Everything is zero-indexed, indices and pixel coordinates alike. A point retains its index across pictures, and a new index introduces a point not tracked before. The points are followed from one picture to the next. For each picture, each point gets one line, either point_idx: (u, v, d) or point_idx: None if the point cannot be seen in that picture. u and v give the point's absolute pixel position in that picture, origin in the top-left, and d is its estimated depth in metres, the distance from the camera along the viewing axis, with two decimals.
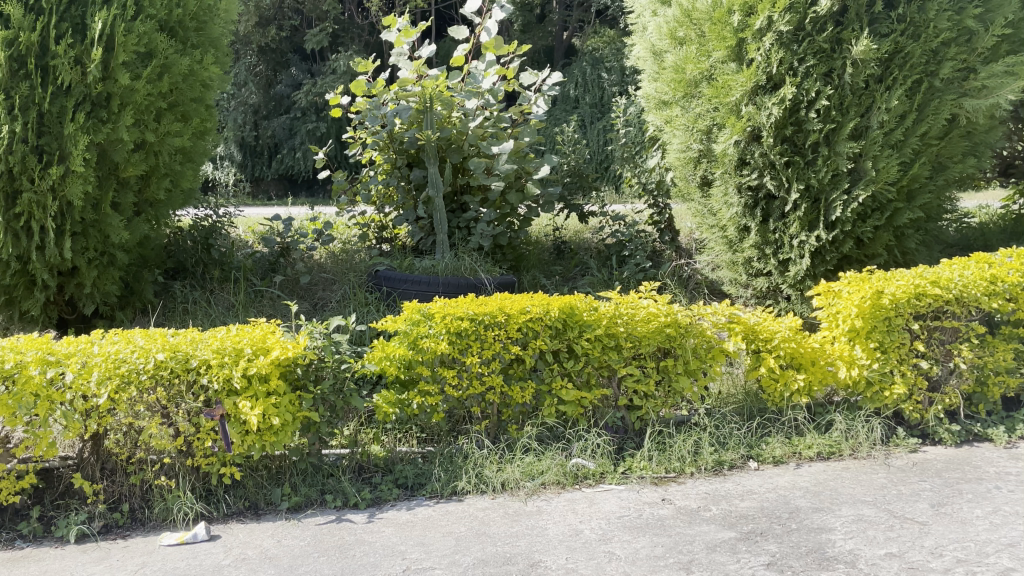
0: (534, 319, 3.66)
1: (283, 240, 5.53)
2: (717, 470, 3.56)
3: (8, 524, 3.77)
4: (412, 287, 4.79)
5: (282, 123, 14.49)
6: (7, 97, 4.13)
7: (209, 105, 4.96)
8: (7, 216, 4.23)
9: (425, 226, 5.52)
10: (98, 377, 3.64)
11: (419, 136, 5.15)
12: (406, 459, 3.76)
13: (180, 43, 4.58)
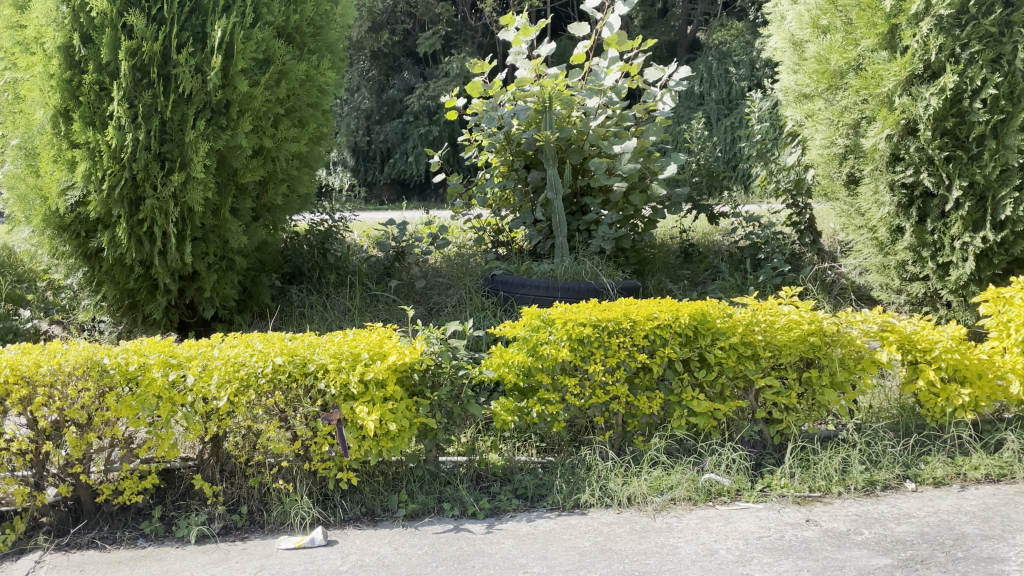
0: (662, 326, 3.52)
1: (397, 245, 5.52)
2: (869, 490, 3.36)
3: (132, 524, 3.90)
4: (530, 292, 4.71)
5: (395, 127, 14.81)
6: (131, 106, 4.26)
7: (326, 111, 4.98)
8: (132, 222, 4.38)
9: (543, 229, 5.41)
10: (218, 380, 3.70)
11: (538, 137, 5.08)
12: (525, 469, 3.65)
13: (297, 49, 4.63)
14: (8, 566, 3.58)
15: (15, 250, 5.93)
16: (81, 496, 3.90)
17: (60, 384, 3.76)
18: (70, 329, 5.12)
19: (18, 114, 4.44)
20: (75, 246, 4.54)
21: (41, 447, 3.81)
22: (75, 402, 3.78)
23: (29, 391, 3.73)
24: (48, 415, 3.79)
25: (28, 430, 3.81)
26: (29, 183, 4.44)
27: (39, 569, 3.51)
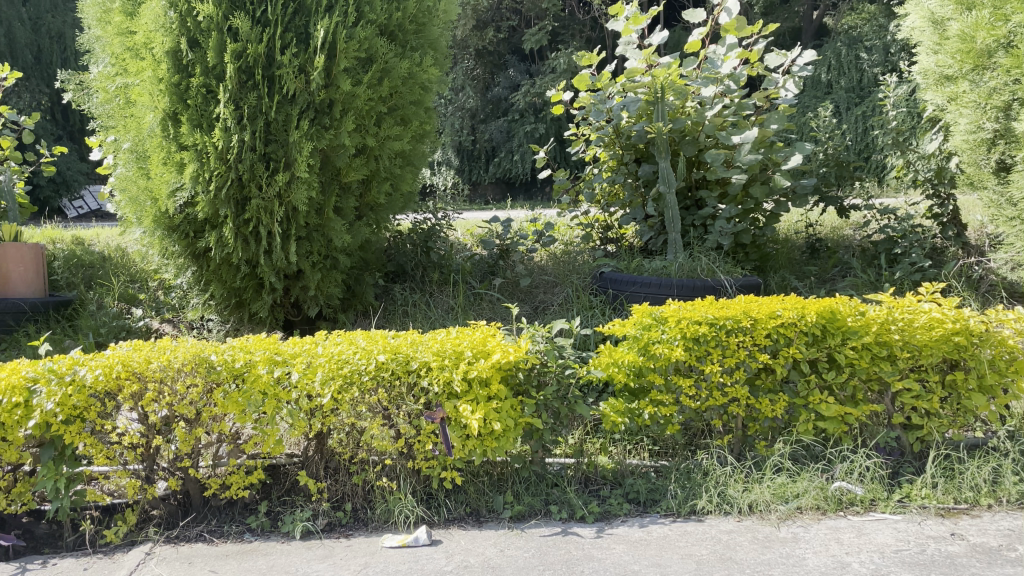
0: (786, 324, 3.38)
1: (502, 243, 5.51)
2: (1023, 503, 3.14)
3: (239, 518, 3.97)
4: (642, 290, 4.60)
5: (499, 127, 16.62)
6: (237, 108, 4.30)
7: (428, 108, 4.96)
8: (237, 222, 4.44)
9: (655, 225, 5.32)
10: (323, 376, 3.71)
11: (649, 129, 4.96)
12: (637, 473, 3.57)
13: (399, 46, 4.62)
14: (121, 557, 3.68)
15: (127, 250, 6.16)
16: (190, 489, 3.98)
17: (169, 380, 3.84)
18: (179, 327, 5.26)
19: (130, 118, 4.59)
20: (184, 246, 4.65)
21: (152, 442, 3.88)
22: (184, 398, 3.85)
23: (140, 386, 3.82)
24: (159, 411, 3.85)
25: (139, 425, 3.87)
26: (141, 185, 4.58)
27: (149, 560, 3.58)
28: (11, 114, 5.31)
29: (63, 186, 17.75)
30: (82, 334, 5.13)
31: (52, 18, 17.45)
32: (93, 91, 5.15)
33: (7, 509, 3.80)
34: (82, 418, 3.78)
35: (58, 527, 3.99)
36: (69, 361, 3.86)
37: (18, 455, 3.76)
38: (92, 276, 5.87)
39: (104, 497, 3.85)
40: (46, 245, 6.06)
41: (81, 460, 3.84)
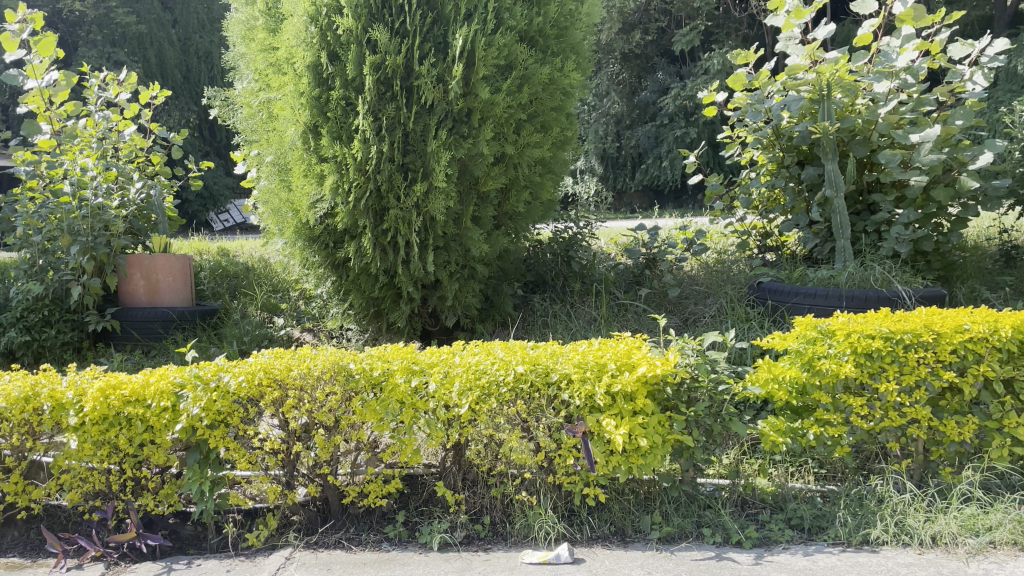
0: (975, 339, 3.14)
1: (649, 252, 5.38)
2: None
3: (377, 527, 3.98)
4: (806, 301, 4.40)
5: (648, 133, 18.61)
6: (376, 119, 4.32)
7: (570, 113, 4.88)
8: (376, 232, 4.46)
9: (821, 231, 5.07)
10: (460, 387, 3.67)
11: (814, 129, 4.76)
12: (800, 497, 3.37)
13: (540, 52, 4.55)
14: (262, 561, 3.73)
15: (270, 261, 6.38)
16: (329, 497, 4.01)
17: (309, 388, 3.88)
18: (319, 336, 5.35)
19: (273, 132, 4.70)
20: (324, 256, 4.71)
21: (292, 448, 3.94)
22: (323, 405, 3.88)
23: (281, 393, 3.87)
24: (299, 417, 3.89)
25: (280, 431, 3.94)
26: (283, 197, 4.69)
27: (289, 565, 3.62)
28: (162, 130, 5.52)
29: (211, 201, 19.20)
30: (227, 341, 5.27)
31: (199, 38, 20.46)
32: (237, 106, 5.30)
33: (155, 509, 3.95)
34: (226, 423, 3.87)
35: (202, 529, 4.11)
36: (214, 368, 3.95)
37: (166, 457, 3.90)
38: (236, 286, 6.09)
39: (246, 501, 3.93)
40: (193, 256, 6.35)
41: (224, 463, 3.92)
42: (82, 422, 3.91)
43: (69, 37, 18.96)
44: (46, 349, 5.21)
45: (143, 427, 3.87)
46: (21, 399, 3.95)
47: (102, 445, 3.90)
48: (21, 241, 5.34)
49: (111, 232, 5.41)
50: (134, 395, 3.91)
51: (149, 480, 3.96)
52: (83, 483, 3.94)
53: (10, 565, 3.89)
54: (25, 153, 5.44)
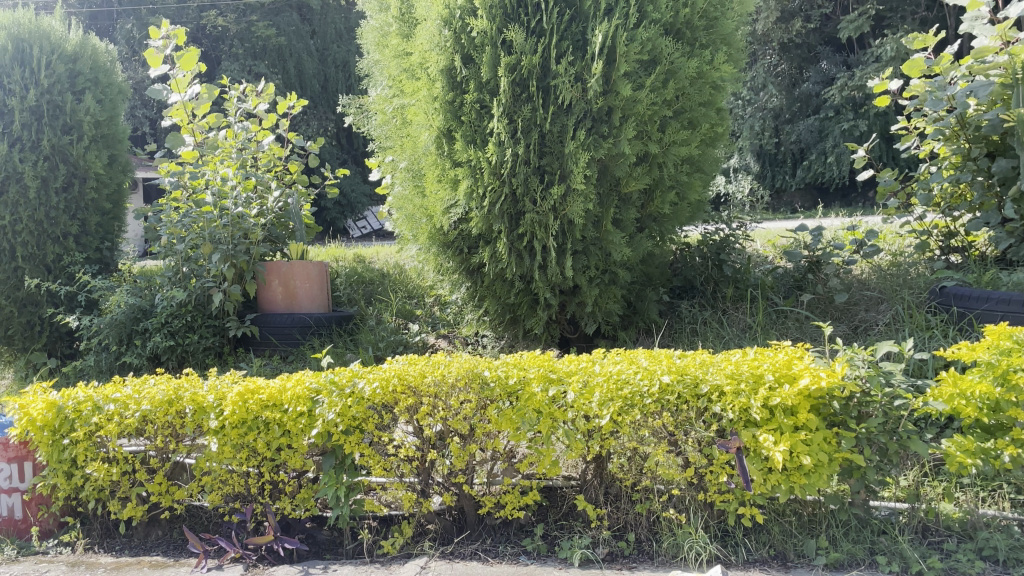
0: None
1: (812, 254, 5.08)
2: None
3: (514, 539, 3.88)
4: (999, 308, 4.14)
5: (809, 126, 18.36)
6: (511, 121, 4.21)
7: (721, 109, 4.61)
8: (512, 237, 4.35)
9: (1016, 231, 4.66)
10: (601, 397, 3.53)
11: (1005, 117, 4.43)
12: (994, 525, 3.18)
13: (687, 45, 4.35)
14: (397, 568, 3.70)
15: (405, 267, 6.40)
16: (465, 506, 3.94)
17: (443, 396, 3.81)
18: (454, 342, 5.30)
19: (407, 138, 4.68)
20: (459, 262, 4.65)
21: (427, 456, 3.88)
22: (458, 413, 3.81)
23: (415, 400, 3.82)
24: (433, 425, 3.83)
25: (415, 438, 3.89)
26: (417, 203, 4.66)
27: None
28: (298, 138, 5.57)
29: (349, 208, 19.98)
30: (363, 347, 5.28)
31: (338, 48, 21.25)
32: (372, 113, 5.30)
33: (292, 513, 3.98)
34: (361, 429, 3.84)
35: (338, 534, 4.10)
36: (349, 373, 3.94)
37: (303, 462, 3.92)
38: (372, 292, 6.14)
39: (381, 508, 3.91)
40: (330, 263, 6.45)
41: (359, 469, 3.90)
42: (221, 425, 3.98)
43: (213, 52, 19.97)
44: (189, 353, 5.36)
45: (280, 431, 3.88)
46: (165, 401, 4.04)
47: (241, 448, 3.94)
48: (166, 249, 5.52)
49: (251, 240, 5.53)
50: (272, 399, 3.94)
51: (286, 484, 3.99)
52: (224, 484, 4.00)
53: (154, 562, 3.99)
54: (169, 165, 5.55)
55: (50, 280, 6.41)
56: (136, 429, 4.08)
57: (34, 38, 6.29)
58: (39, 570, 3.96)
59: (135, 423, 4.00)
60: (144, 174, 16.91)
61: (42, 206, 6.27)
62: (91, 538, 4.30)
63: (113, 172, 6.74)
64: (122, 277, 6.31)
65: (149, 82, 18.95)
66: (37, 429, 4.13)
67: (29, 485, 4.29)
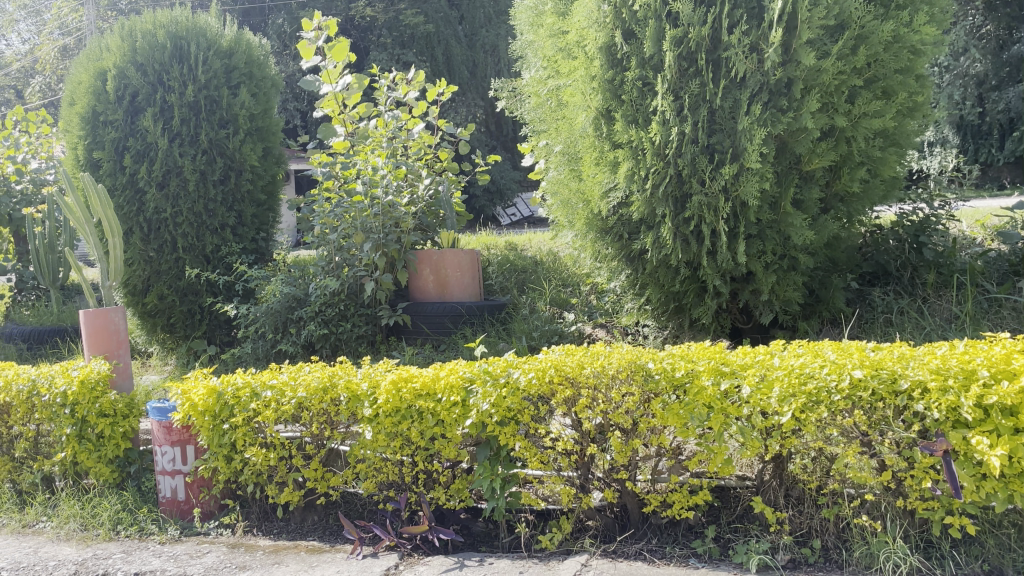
0: None
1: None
2: None
3: (683, 540, 3.67)
4: None
5: (1020, 93, 16.99)
6: (677, 98, 3.99)
7: (921, 75, 4.19)
8: (677, 221, 4.11)
9: None
10: (781, 393, 3.31)
11: None
12: None
13: (881, 7, 3.97)
14: (556, 565, 3.55)
15: (558, 255, 6.27)
16: (628, 504, 3.76)
17: (603, 387, 3.65)
18: (613, 332, 5.14)
19: (562, 120, 4.51)
20: (617, 248, 4.45)
21: (586, 450, 3.72)
22: (619, 406, 3.64)
23: (573, 392, 3.67)
24: (593, 418, 3.68)
25: (573, 431, 3.74)
26: (573, 187, 4.50)
27: (587, 573, 3.41)
28: (448, 127, 5.35)
29: (498, 195, 19.90)
30: (517, 337, 5.17)
31: (486, 32, 21.52)
32: (525, 96, 5.18)
33: (446, 504, 3.91)
34: (516, 420, 3.74)
35: (493, 525, 4.00)
36: (503, 363, 3.87)
37: (456, 452, 3.85)
38: (525, 281, 6.03)
39: (538, 502, 3.78)
40: (482, 251, 6.41)
41: (515, 461, 3.78)
42: (375, 414, 3.94)
43: (361, 42, 20.35)
44: (343, 341, 5.40)
45: (434, 421, 3.82)
46: (320, 389, 4.07)
47: (396, 437, 3.91)
48: (320, 239, 5.57)
49: (402, 228, 5.49)
50: (425, 389, 3.90)
51: (441, 474, 3.92)
52: (378, 472, 3.97)
53: (310, 547, 4.01)
54: (321, 156, 5.69)
55: (209, 269, 6.60)
56: (292, 416, 4.10)
57: (191, 35, 6.54)
58: (201, 550, 4.05)
59: (291, 410, 4.02)
60: (297, 166, 17.49)
61: (200, 198, 6.46)
62: (250, 520, 4.36)
63: (268, 164, 6.87)
64: (277, 267, 6.42)
65: (301, 76, 19.64)
66: (198, 414, 4.22)
67: (191, 467, 4.39)
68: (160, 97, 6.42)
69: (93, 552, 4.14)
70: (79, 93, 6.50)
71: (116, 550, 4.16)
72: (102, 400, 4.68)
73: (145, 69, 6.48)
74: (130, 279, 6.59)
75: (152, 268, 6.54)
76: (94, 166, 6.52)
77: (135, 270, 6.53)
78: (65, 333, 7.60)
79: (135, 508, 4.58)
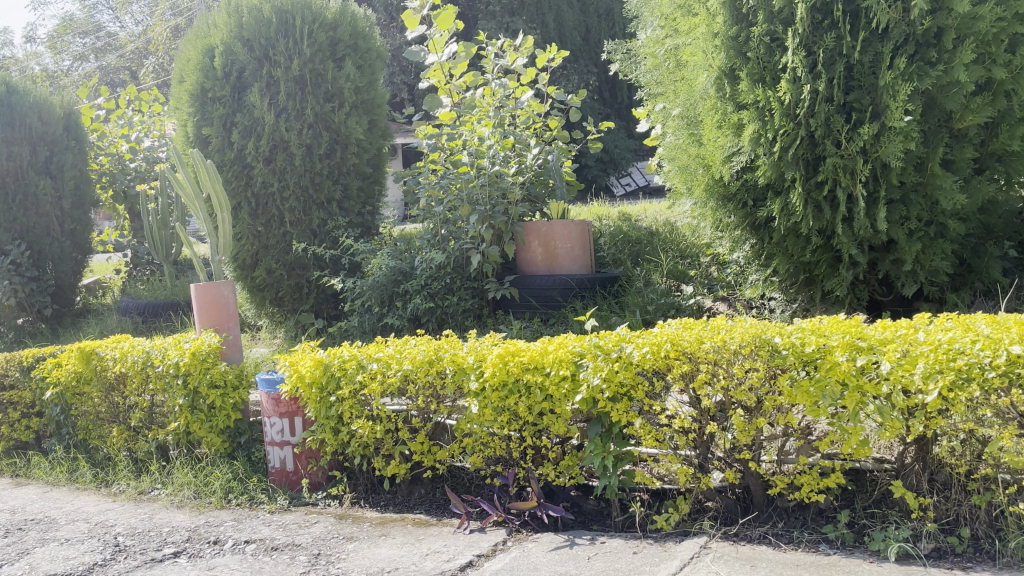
0: None
1: None
2: None
3: (813, 525, 3.43)
4: None
5: None
6: (809, 54, 3.85)
7: None
8: (809, 185, 3.94)
9: None
10: (926, 369, 3.06)
11: None
12: None
13: None
14: (673, 546, 3.39)
15: (676, 225, 6.03)
16: (752, 485, 3.56)
17: (724, 363, 3.46)
18: (736, 305, 4.95)
19: (681, 82, 4.47)
20: (740, 216, 4.32)
21: (705, 428, 3.54)
22: (741, 383, 3.43)
23: (691, 367, 3.49)
24: (712, 395, 3.48)
25: (691, 409, 3.57)
26: (691, 152, 4.46)
27: (706, 556, 3.24)
28: (558, 94, 5.15)
29: (613, 165, 18.55)
30: (631, 310, 5.02)
31: None
32: (641, 58, 5.10)
33: (556, 480, 3.78)
34: (629, 396, 3.58)
35: (605, 504, 3.86)
36: (615, 337, 3.69)
37: (566, 428, 3.71)
38: (639, 253, 5.84)
39: (653, 482, 3.62)
40: (594, 222, 6.24)
41: (628, 439, 3.63)
42: (481, 388, 3.86)
43: (471, 10, 18.71)
44: (449, 315, 5.32)
45: (542, 396, 3.71)
46: (426, 362, 4.02)
47: (502, 412, 3.80)
48: (425, 213, 5.52)
49: (509, 200, 5.34)
50: (533, 362, 3.77)
51: (549, 450, 3.80)
52: (485, 447, 3.89)
53: (418, 521, 3.96)
54: (428, 127, 5.65)
55: (315, 244, 6.63)
56: (399, 388, 4.06)
57: (296, 9, 6.52)
58: (310, 520, 4.06)
59: (397, 382, 3.98)
60: (404, 139, 17.38)
61: (307, 172, 6.50)
62: (357, 492, 4.33)
63: (373, 137, 6.84)
64: (382, 242, 6.39)
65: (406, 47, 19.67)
66: (305, 385, 4.23)
67: (299, 439, 4.40)
68: (266, 72, 6.46)
69: (205, 520, 4.19)
70: (188, 71, 6.58)
71: (227, 518, 4.20)
72: (212, 372, 4.73)
73: (252, 45, 6.52)
74: (239, 254, 6.69)
75: (261, 243, 6.62)
76: (203, 143, 6.63)
77: (244, 245, 6.64)
78: (177, 307, 7.79)
79: (245, 478, 4.61)
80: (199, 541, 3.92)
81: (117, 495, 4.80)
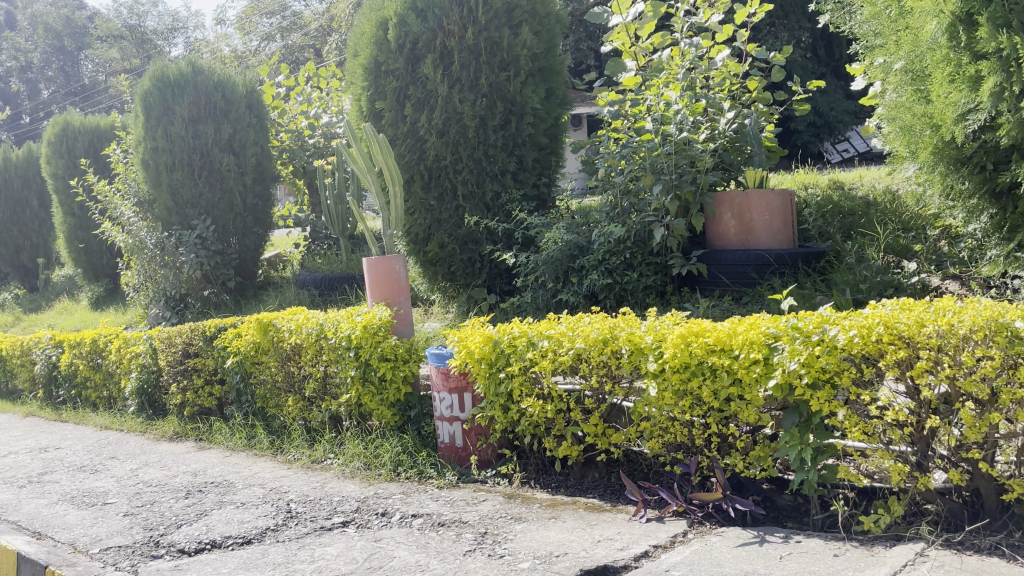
0: None
1: None
2: None
3: None
4: None
5: None
6: None
7: None
8: None
9: None
10: None
11: None
12: None
13: None
14: (882, 552, 2.95)
15: (897, 194, 5.50)
16: (982, 488, 3.06)
17: (951, 350, 2.99)
18: (969, 286, 4.54)
19: (906, 31, 4.13)
20: (976, 181, 4.08)
21: (925, 422, 3.07)
22: (972, 372, 2.95)
23: (909, 354, 3.05)
24: (935, 385, 3.02)
25: (908, 400, 3.11)
26: (918, 111, 4.15)
27: (923, 564, 2.79)
28: (760, 50, 4.71)
29: (826, 129, 16.95)
30: (840, 289, 4.64)
31: None
32: (855, 9, 4.86)
33: (745, 472, 3.43)
34: (833, 384, 3.18)
35: (803, 500, 3.43)
36: (817, 317, 3.30)
37: (757, 416, 3.35)
38: (852, 225, 5.36)
39: (860, 479, 3.17)
40: (798, 192, 5.78)
41: (831, 430, 3.24)
42: (661, 369, 3.57)
43: None
44: (628, 291, 5.05)
45: (729, 380, 3.38)
46: (599, 340, 3.78)
47: (685, 396, 3.50)
48: (605, 183, 5.25)
49: (697, 168, 5.00)
50: (719, 343, 3.45)
51: (737, 439, 3.44)
52: (665, 433, 3.59)
53: (590, 505, 3.72)
54: (610, 94, 5.37)
55: (489, 217, 6.44)
56: (572, 367, 3.85)
57: None
58: (478, 498, 3.90)
59: (569, 361, 3.78)
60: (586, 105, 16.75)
61: (480, 144, 6.37)
62: (527, 472, 4.14)
63: (550, 106, 6.56)
64: (560, 215, 6.17)
65: None
66: (475, 361, 4.09)
67: (468, 415, 4.26)
68: (439, 43, 6.41)
69: (374, 491, 4.13)
70: (362, 44, 6.62)
71: (396, 491, 4.11)
72: (384, 345, 4.67)
73: (425, 15, 6.46)
74: (412, 228, 6.68)
75: (434, 216, 6.57)
76: (376, 117, 6.66)
77: (416, 219, 6.62)
78: (353, 280, 7.90)
79: (415, 452, 4.52)
80: (368, 511, 3.85)
81: (292, 462, 4.85)
